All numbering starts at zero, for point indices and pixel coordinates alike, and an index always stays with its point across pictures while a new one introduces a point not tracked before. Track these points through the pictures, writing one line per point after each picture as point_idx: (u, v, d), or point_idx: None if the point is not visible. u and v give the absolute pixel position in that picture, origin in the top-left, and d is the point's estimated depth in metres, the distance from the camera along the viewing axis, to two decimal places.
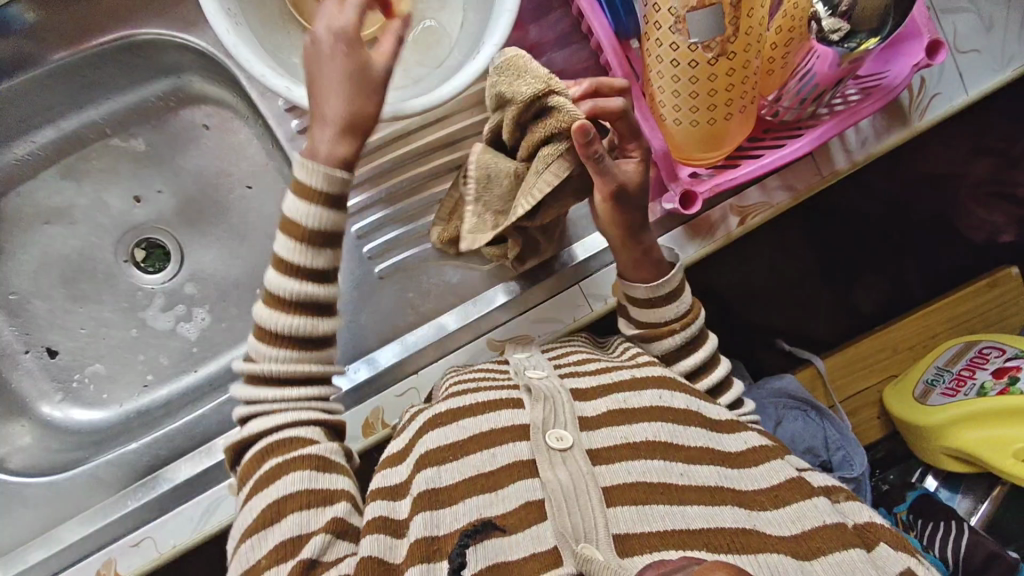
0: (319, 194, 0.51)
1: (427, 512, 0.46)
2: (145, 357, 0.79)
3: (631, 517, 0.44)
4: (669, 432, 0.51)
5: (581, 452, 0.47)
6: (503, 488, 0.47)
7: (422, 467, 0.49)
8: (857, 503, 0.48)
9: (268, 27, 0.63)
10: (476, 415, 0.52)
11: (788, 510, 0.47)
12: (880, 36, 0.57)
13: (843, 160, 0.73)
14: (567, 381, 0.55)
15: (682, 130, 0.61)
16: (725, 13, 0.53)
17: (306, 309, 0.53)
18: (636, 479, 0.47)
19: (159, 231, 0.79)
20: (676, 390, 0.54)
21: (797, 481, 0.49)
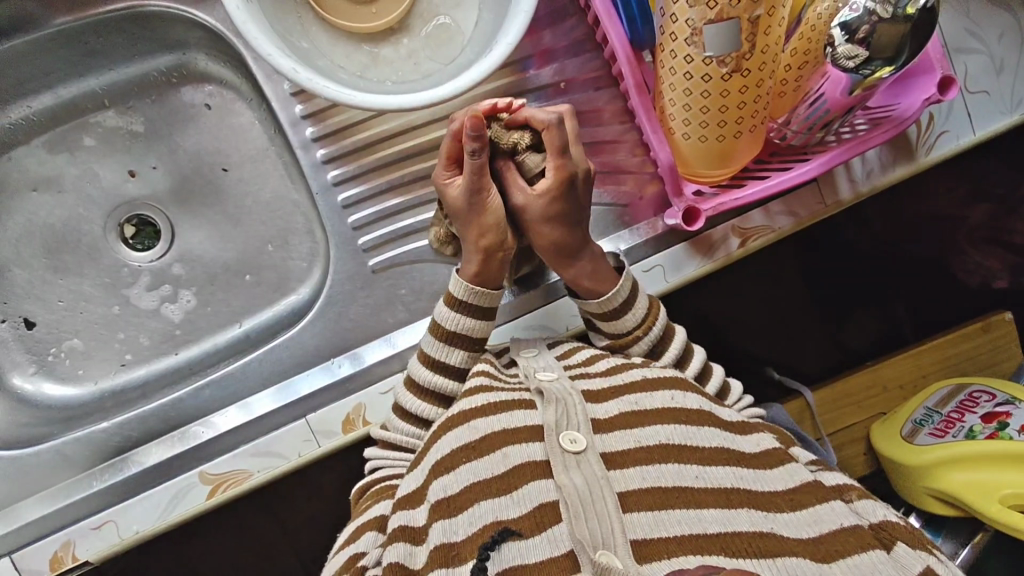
0: (456, 301, 0.59)
1: (445, 519, 0.47)
2: (124, 337, 0.77)
3: (649, 522, 0.45)
4: (683, 435, 0.51)
5: (595, 456, 0.48)
6: (518, 490, 0.47)
7: (441, 472, 0.50)
8: (870, 503, 0.51)
9: (277, 7, 0.62)
10: (488, 415, 0.53)
11: (806, 513, 0.48)
12: (895, 65, 0.54)
13: (848, 190, 0.73)
14: (577, 383, 0.56)
15: (690, 144, 0.61)
16: (742, 28, 0.51)
17: (440, 399, 0.58)
18: (653, 483, 0.47)
19: (151, 208, 0.77)
20: (688, 391, 0.55)
21: (811, 484, 0.51)
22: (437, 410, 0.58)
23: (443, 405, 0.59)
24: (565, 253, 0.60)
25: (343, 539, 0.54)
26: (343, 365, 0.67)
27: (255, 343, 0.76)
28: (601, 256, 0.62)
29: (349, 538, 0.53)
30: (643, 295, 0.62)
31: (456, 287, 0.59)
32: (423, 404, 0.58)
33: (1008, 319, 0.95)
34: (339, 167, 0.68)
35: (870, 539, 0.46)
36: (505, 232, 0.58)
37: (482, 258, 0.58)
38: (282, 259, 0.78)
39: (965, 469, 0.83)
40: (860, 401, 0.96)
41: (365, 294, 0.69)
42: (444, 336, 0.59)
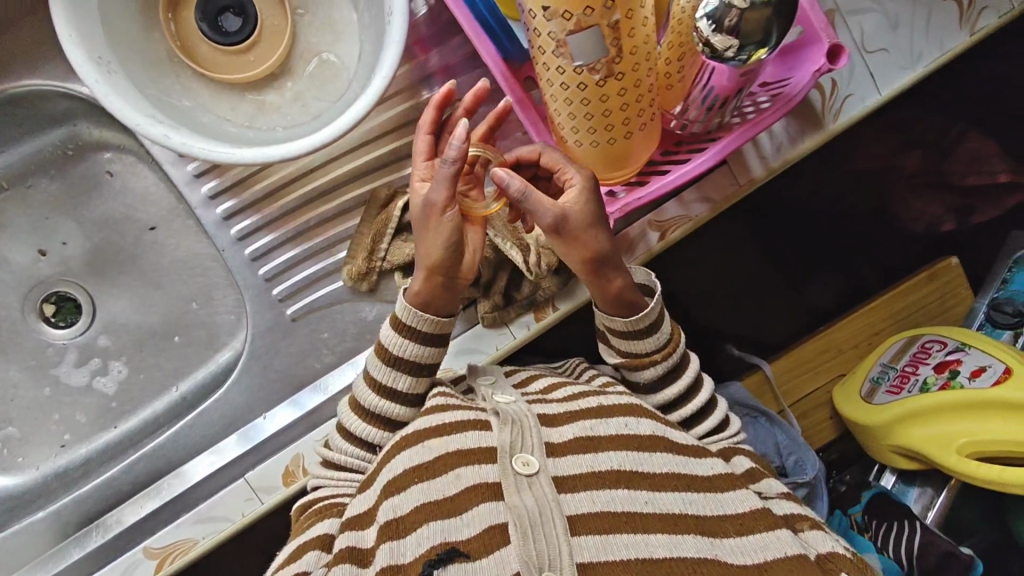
0: (410, 330, 0.56)
1: (392, 541, 0.47)
2: (60, 416, 0.76)
3: (595, 546, 0.45)
4: (634, 461, 0.51)
5: (547, 478, 0.48)
6: (467, 512, 0.47)
7: (389, 493, 0.50)
8: (820, 533, 0.52)
9: (150, 71, 0.61)
10: (444, 435, 0.52)
11: (753, 538, 0.49)
12: (768, 46, 0.52)
13: (759, 167, 0.73)
14: (535, 407, 0.55)
15: (583, 150, 0.59)
16: (605, 34, 0.49)
17: (385, 423, 0.57)
18: (602, 508, 0.47)
19: (68, 283, 0.76)
20: (641, 416, 0.55)
21: (762, 511, 0.51)
22: (385, 434, 0.58)
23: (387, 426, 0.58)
24: (598, 260, 0.56)
25: (284, 558, 0.53)
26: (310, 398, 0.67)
27: (193, 404, 0.75)
28: (629, 276, 0.59)
29: (288, 559, 0.52)
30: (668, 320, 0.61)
31: (400, 309, 0.56)
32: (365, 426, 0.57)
33: (954, 265, 0.95)
34: (249, 218, 0.67)
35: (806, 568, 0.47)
36: (458, 259, 0.55)
37: (427, 273, 0.55)
38: (208, 315, 0.77)
39: (927, 424, 0.83)
40: (818, 366, 0.96)
41: (290, 342, 0.68)
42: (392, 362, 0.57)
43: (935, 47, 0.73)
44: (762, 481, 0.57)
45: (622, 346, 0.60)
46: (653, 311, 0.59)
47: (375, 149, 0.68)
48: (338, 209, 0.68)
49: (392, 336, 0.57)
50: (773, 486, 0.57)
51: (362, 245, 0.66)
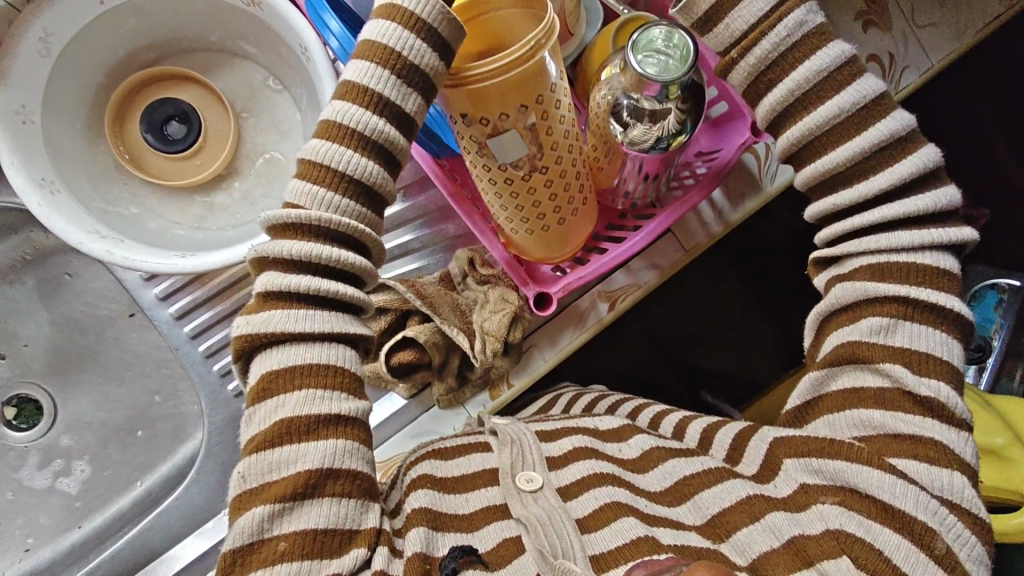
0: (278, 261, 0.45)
1: (423, 527, 0.44)
2: (23, 521, 0.75)
3: (608, 535, 0.44)
4: (626, 473, 0.50)
5: (551, 490, 0.47)
6: (479, 530, 0.45)
7: (413, 488, 0.47)
8: (840, 507, 0.43)
9: (96, 183, 0.63)
10: (448, 458, 0.51)
11: (768, 521, 0.44)
12: (684, 133, 0.55)
13: (703, 233, 0.75)
14: (534, 426, 0.55)
15: (521, 236, 0.61)
16: (523, 136, 0.51)
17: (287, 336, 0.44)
18: (607, 500, 0.46)
19: (28, 386, 0.76)
20: (635, 435, 0.53)
21: (760, 496, 0.45)
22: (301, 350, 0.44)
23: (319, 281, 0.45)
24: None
25: (284, 480, 0.42)
26: None
27: (158, 497, 0.75)
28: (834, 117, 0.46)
29: (271, 493, 0.42)
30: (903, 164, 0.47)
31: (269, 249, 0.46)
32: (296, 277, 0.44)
33: None
34: (208, 311, 0.69)
35: (810, 553, 0.41)
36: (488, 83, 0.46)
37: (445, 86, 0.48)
38: (172, 408, 0.77)
39: None
40: None
41: None
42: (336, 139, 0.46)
43: None
44: (860, 323, 0.47)
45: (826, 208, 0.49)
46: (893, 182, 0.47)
47: None
48: None
49: (320, 141, 0.46)
50: (873, 325, 0.46)
51: None
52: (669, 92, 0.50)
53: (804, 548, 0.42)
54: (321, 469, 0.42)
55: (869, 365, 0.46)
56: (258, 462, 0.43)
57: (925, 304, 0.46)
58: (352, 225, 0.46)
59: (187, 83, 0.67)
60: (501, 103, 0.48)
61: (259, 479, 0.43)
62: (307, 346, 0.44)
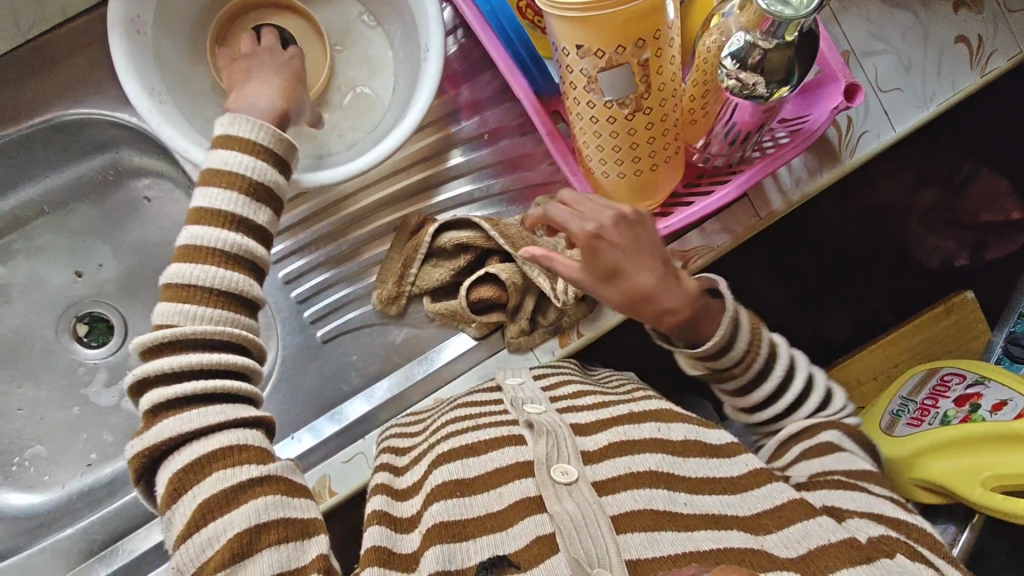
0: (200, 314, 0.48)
1: (440, 545, 0.45)
2: (88, 436, 0.77)
3: (641, 542, 0.45)
4: (673, 464, 0.51)
5: (586, 483, 0.47)
6: (514, 526, 0.46)
7: (436, 499, 0.48)
8: (869, 518, 0.48)
9: (192, 100, 0.63)
10: (487, 452, 0.51)
11: (795, 529, 0.47)
12: (790, 85, 0.55)
13: (779, 201, 0.74)
14: (566, 416, 0.55)
15: (610, 181, 0.62)
16: (635, 73, 0.52)
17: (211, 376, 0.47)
18: (645, 505, 0.47)
19: (101, 304, 0.78)
20: (673, 422, 0.55)
21: (804, 501, 0.49)
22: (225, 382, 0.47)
23: (244, 311, 0.50)
24: None
25: (221, 549, 0.41)
26: (327, 424, 0.68)
27: None
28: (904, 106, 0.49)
29: (213, 562, 0.41)
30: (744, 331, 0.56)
31: (145, 344, 0.47)
32: (191, 322, 0.48)
33: (970, 298, 0.97)
34: (285, 240, 0.71)
35: (860, 554, 0.44)
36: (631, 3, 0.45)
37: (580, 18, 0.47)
38: None
39: (946, 456, 0.83)
40: None
41: (319, 364, 0.71)
42: (240, 186, 0.50)
43: (948, 88, 0.76)
44: (819, 435, 0.56)
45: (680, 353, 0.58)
46: (726, 330, 0.54)
47: (403, 180, 0.72)
48: (367, 236, 0.72)
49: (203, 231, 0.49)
50: (831, 436, 0.55)
51: (391, 271, 0.69)
52: (788, 29, 0.49)
53: (855, 548, 0.45)
54: (252, 527, 0.42)
55: (835, 454, 0.54)
56: (184, 555, 0.42)
57: (851, 426, 0.57)
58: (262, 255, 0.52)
59: (284, 14, 0.67)
60: (623, 34, 0.49)
61: (194, 563, 0.42)
62: (211, 436, 0.45)
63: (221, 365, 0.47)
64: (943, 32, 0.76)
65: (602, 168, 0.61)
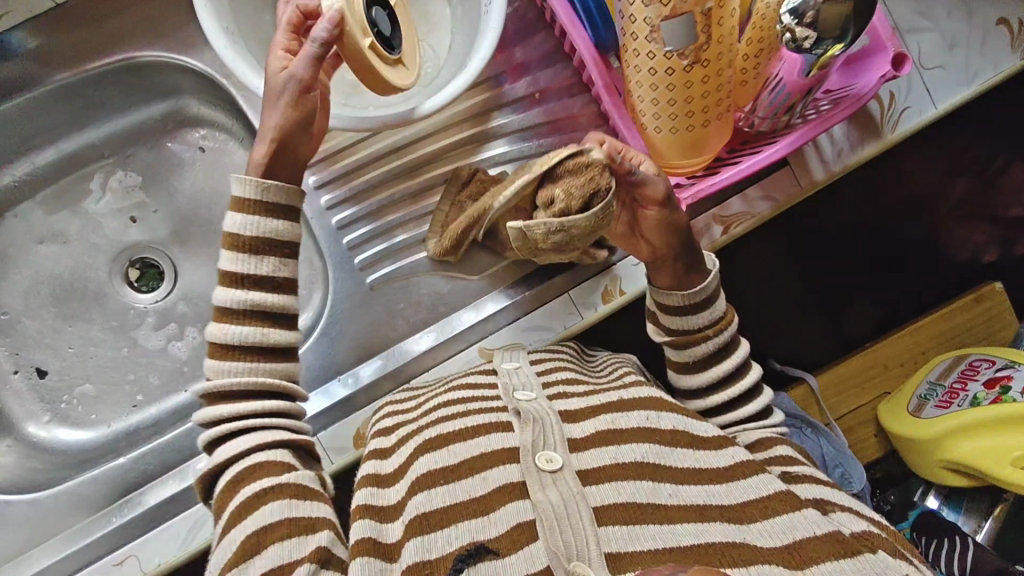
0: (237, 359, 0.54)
1: (418, 537, 0.46)
2: (134, 377, 0.78)
3: (623, 536, 0.44)
4: (659, 454, 0.51)
5: (570, 473, 0.48)
6: (497, 510, 0.46)
7: (420, 488, 0.49)
8: (850, 514, 0.49)
9: (260, 46, 0.66)
10: (468, 439, 0.52)
11: (780, 521, 0.47)
12: (844, 43, 0.56)
13: (821, 171, 0.76)
14: (556, 403, 0.55)
15: (662, 136, 0.63)
16: (696, 22, 0.54)
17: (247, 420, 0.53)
18: (629, 498, 0.47)
19: (153, 250, 0.80)
20: (663, 411, 0.55)
21: (784, 493, 0.49)
22: (259, 426, 0.53)
23: (265, 359, 0.55)
24: None
25: (236, 551, 0.45)
26: (355, 379, 0.71)
27: None
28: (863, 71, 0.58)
29: (228, 564, 0.44)
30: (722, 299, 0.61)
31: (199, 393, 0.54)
32: (229, 375, 0.54)
33: (999, 289, 0.94)
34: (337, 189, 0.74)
35: (848, 547, 0.45)
36: None
37: None
38: None
39: (975, 437, 0.84)
40: (861, 384, 0.95)
41: (366, 309, 0.72)
42: (246, 246, 0.55)
43: (991, 67, 0.76)
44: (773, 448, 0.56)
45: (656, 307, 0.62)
46: (711, 283, 0.59)
47: (455, 134, 0.75)
48: (418, 187, 0.74)
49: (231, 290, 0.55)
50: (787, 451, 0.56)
51: (439, 221, 0.71)
52: None
53: (842, 541, 0.45)
54: (261, 527, 0.45)
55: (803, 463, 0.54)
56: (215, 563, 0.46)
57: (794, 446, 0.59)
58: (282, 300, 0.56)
59: None
60: None
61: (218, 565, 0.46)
62: (245, 458, 0.51)
63: (254, 410, 0.53)
64: (990, 12, 0.77)
65: (652, 123, 0.63)
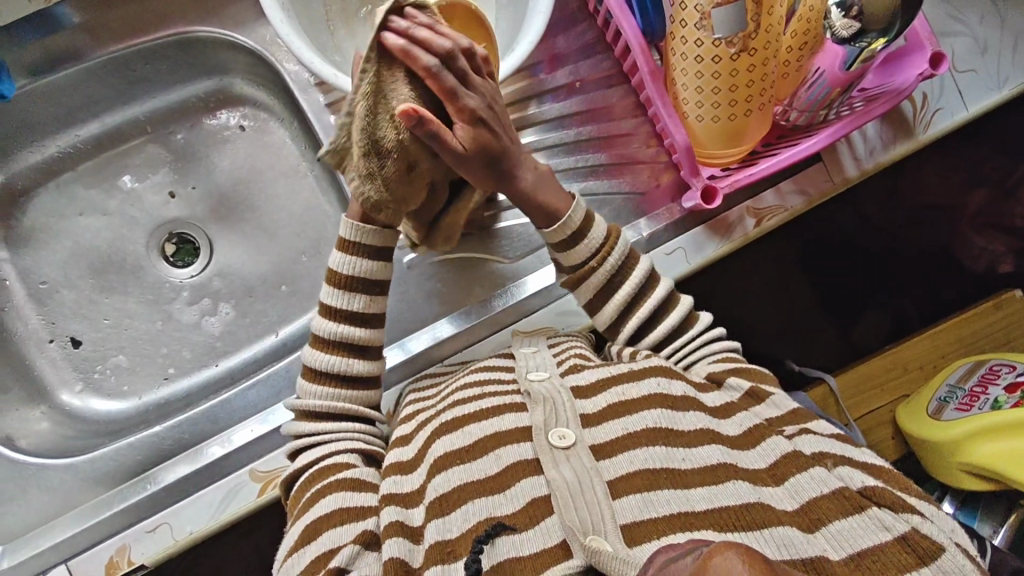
0: (324, 379, 0.59)
1: (440, 517, 0.47)
2: (167, 351, 0.78)
3: (636, 505, 0.44)
4: (669, 419, 0.51)
5: (584, 448, 0.48)
6: (510, 487, 0.47)
7: (439, 470, 0.50)
8: (848, 468, 0.47)
9: (313, 26, 0.68)
10: (481, 420, 0.53)
11: (786, 487, 0.46)
12: (888, 36, 0.58)
13: (853, 167, 0.76)
14: (567, 380, 0.55)
15: (704, 125, 0.65)
16: (747, 9, 0.57)
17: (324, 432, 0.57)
18: (641, 466, 0.47)
19: (190, 226, 0.81)
20: (673, 378, 0.55)
21: (792, 454, 0.48)
22: (332, 442, 0.56)
23: (347, 386, 0.60)
24: None
25: (300, 535, 0.49)
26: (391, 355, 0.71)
27: (294, 344, 0.77)
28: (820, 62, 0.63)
29: (290, 549, 0.49)
30: (599, 224, 0.62)
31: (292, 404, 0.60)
32: (314, 393, 0.59)
33: (1018, 296, 0.91)
34: None
35: (852, 503, 0.44)
36: None
37: None
38: (317, 268, 0.80)
39: (995, 439, 0.82)
40: (881, 385, 0.92)
41: (404, 287, 0.74)
42: (341, 282, 0.59)
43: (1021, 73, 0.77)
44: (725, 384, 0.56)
45: (553, 255, 0.64)
46: (576, 212, 0.61)
47: None
48: None
49: (328, 319, 0.60)
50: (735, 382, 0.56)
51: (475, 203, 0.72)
52: None
53: (846, 498, 0.44)
54: (317, 518, 0.49)
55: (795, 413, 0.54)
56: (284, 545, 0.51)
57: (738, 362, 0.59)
58: (368, 336, 0.60)
59: None
60: None
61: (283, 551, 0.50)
62: (315, 462, 0.55)
63: (330, 429, 0.57)
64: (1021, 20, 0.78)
65: (693, 112, 0.65)
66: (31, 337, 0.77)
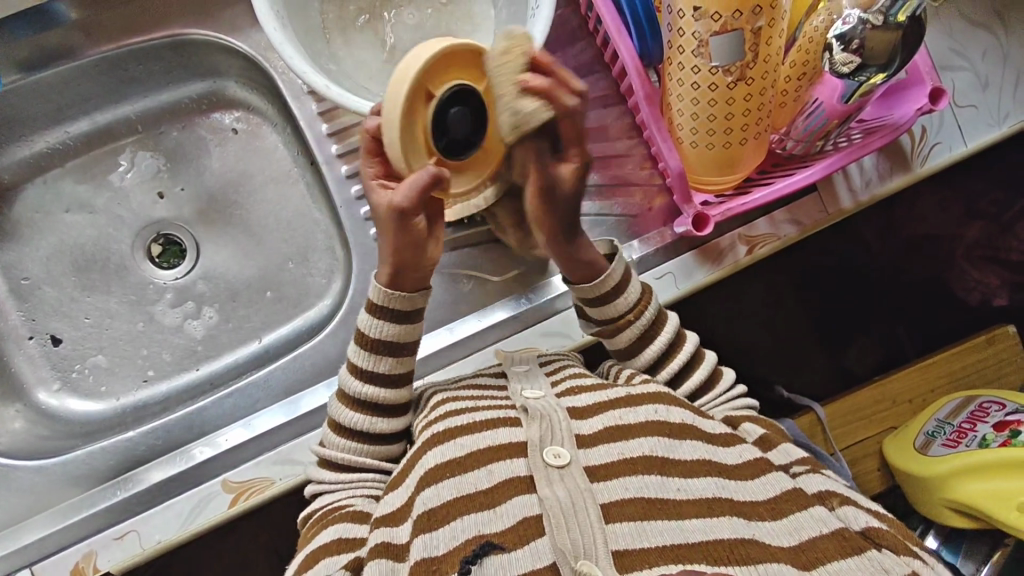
0: (347, 433, 0.58)
1: (427, 533, 0.45)
2: (147, 352, 0.77)
3: (630, 533, 0.43)
4: (666, 448, 0.49)
5: (578, 469, 0.47)
6: (502, 504, 0.46)
7: (428, 484, 0.48)
8: (854, 508, 0.46)
9: (309, 35, 0.68)
10: (474, 432, 0.51)
11: (785, 522, 0.45)
12: (887, 72, 0.58)
13: (848, 199, 0.75)
14: (563, 401, 0.54)
15: (698, 151, 0.64)
16: (745, 39, 0.56)
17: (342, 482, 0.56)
18: (634, 494, 0.46)
19: (178, 227, 0.80)
20: (672, 405, 0.53)
21: (791, 492, 0.48)
22: (349, 492, 0.55)
23: (369, 442, 0.57)
24: None
25: (305, 559, 0.49)
26: None
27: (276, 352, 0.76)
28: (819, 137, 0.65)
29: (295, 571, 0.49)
30: (636, 281, 0.62)
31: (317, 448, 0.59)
32: (337, 447, 0.57)
33: (1012, 332, 0.90)
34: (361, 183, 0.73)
35: (850, 545, 0.43)
36: None
37: None
38: (303, 275, 0.79)
39: (986, 478, 0.81)
40: (870, 416, 0.90)
41: None
42: (367, 342, 0.58)
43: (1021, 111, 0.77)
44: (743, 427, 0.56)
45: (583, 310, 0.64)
46: (615, 272, 0.61)
47: None
48: None
49: (352, 376, 0.58)
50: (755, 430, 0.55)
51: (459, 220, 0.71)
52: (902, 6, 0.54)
53: (845, 540, 0.43)
54: (317, 549, 0.49)
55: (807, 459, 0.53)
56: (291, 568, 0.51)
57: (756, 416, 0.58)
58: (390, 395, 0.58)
59: None
60: None
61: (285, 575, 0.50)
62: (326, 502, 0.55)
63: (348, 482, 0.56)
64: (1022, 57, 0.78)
65: (687, 138, 0.64)
66: (10, 333, 0.76)
